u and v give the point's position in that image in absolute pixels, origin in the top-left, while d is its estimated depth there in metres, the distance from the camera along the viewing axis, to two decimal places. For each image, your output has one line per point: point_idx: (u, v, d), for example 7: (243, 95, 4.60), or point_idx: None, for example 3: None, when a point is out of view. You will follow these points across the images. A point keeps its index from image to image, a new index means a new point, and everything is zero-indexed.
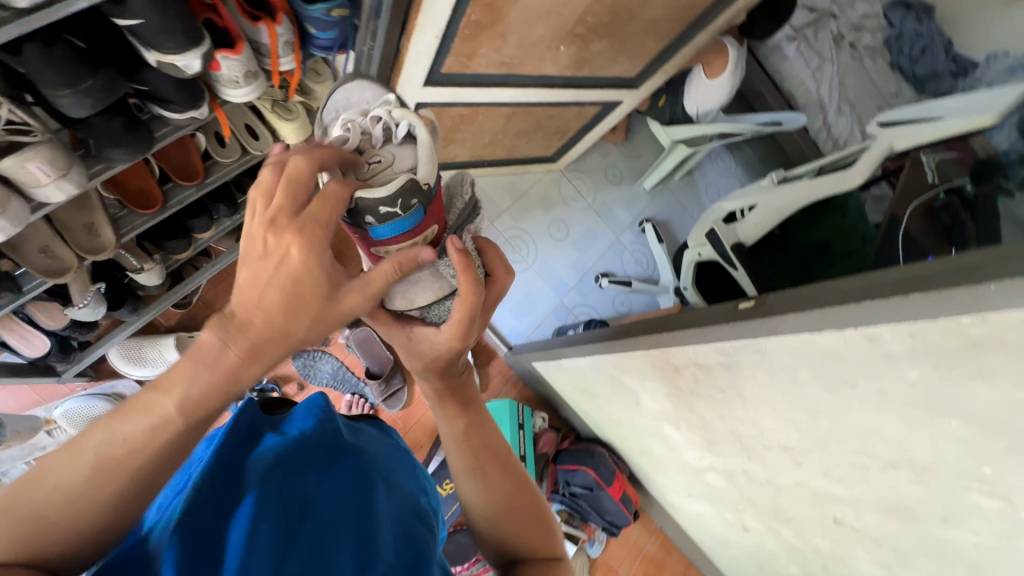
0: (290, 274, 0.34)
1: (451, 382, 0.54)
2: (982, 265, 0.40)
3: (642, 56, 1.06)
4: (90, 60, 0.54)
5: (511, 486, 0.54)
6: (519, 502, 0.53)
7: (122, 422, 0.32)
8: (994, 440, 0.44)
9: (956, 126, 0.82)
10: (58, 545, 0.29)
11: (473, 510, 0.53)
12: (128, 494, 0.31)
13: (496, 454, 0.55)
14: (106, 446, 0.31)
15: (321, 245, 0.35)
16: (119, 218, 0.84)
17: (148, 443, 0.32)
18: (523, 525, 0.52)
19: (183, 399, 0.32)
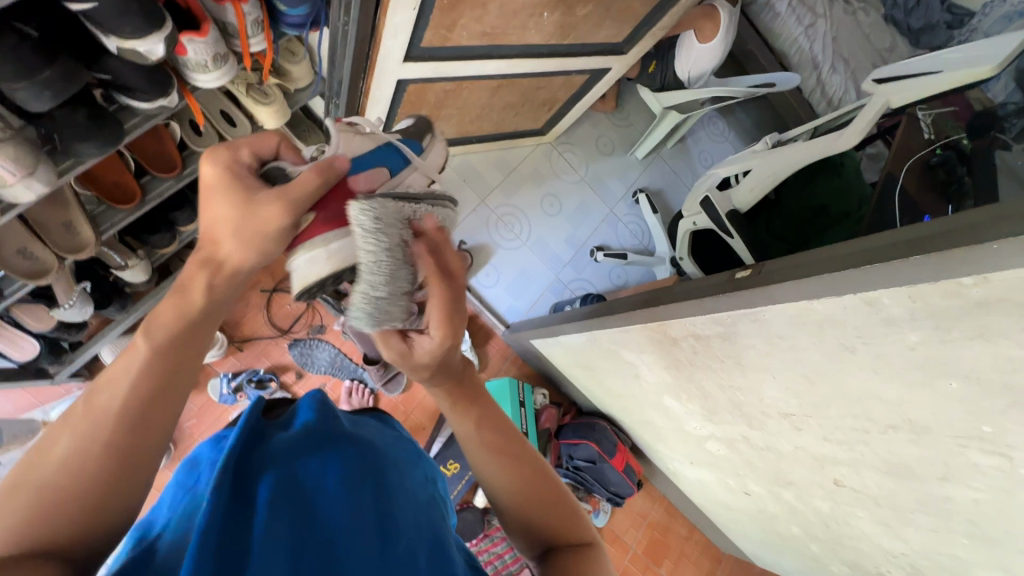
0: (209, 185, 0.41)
1: (457, 379, 0.54)
2: (986, 224, 0.39)
3: (630, 19, 1.02)
4: (47, 49, 0.51)
5: (533, 472, 0.51)
6: (541, 486, 0.51)
7: (108, 374, 0.36)
8: (996, 398, 0.43)
9: (954, 79, 0.79)
10: (77, 498, 0.31)
11: (497, 503, 0.51)
12: (118, 451, 0.33)
13: (512, 443, 0.53)
14: (94, 404, 0.34)
15: (234, 167, 0.42)
16: (98, 214, 0.82)
17: (130, 379, 0.35)
18: (549, 511, 0.49)
19: (149, 331, 0.37)
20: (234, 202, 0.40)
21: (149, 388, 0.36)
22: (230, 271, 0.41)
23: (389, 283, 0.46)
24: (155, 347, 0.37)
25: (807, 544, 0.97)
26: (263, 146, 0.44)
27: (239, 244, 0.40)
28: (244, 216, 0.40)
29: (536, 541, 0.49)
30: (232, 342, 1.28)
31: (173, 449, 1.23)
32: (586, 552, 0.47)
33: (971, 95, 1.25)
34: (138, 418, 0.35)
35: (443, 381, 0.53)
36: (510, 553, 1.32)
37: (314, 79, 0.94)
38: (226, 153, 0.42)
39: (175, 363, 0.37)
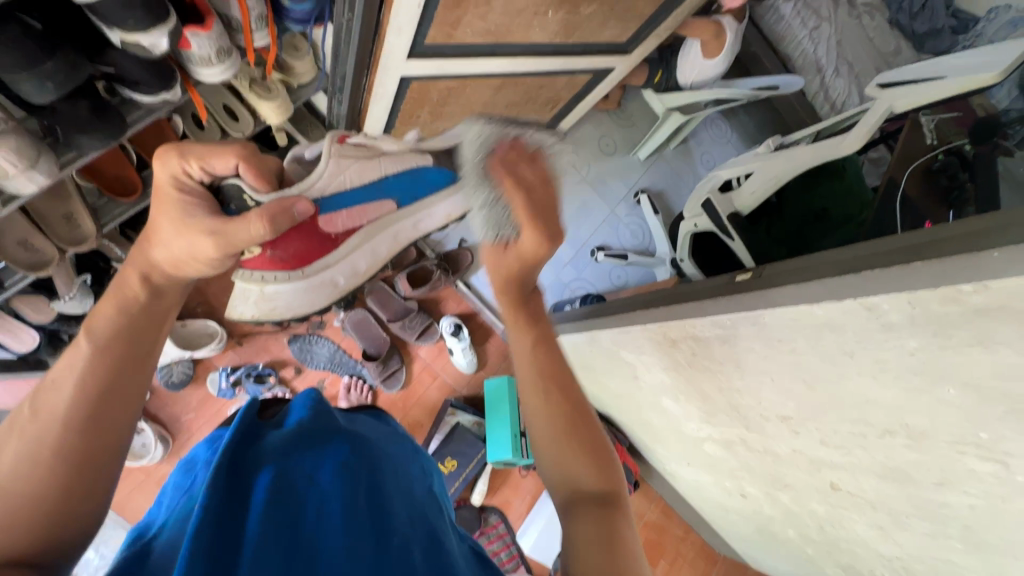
0: (160, 189, 0.48)
1: (524, 296, 0.57)
2: (989, 232, 0.41)
3: (633, 20, 1.02)
4: (49, 41, 0.51)
5: (577, 417, 0.53)
6: (580, 429, 0.52)
7: (55, 374, 0.40)
8: (993, 405, 0.43)
9: (958, 85, 0.79)
10: (39, 484, 0.36)
11: (536, 440, 0.53)
12: (67, 443, 0.37)
13: (563, 380, 0.54)
14: (44, 400, 0.39)
15: (173, 197, 0.48)
16: (99, 207, 0.83)
17: (72, 371, 0.40)
18: (584, 456, 0.51)
19: (92, 334, 0.42)
20: (175, 218, 0.46)
21: (94, 390, 0.40)
22: (168, 270, 0.47)
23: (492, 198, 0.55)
24: (97, 350, 0.41)
25: (802, 546, 0.97)
26: (215, 164, 0.48)
27: (180, 261, 0.46)
28: (180, 240, 0.46)
29: (563, 487, 0.51)
30: (232, 337, 1.28)
31: (171, 443, 1.23)
32: (609, 508, 0.47)
33: (974, 100, 1.24)
34: (85, 420, 0.39)
35: (518, 292, 0.57)
36: (507, 551, 1.31)
37: (318, 74, 0.94)
38: (173, 153, 0.47)
39: (119, 362, 0.42)
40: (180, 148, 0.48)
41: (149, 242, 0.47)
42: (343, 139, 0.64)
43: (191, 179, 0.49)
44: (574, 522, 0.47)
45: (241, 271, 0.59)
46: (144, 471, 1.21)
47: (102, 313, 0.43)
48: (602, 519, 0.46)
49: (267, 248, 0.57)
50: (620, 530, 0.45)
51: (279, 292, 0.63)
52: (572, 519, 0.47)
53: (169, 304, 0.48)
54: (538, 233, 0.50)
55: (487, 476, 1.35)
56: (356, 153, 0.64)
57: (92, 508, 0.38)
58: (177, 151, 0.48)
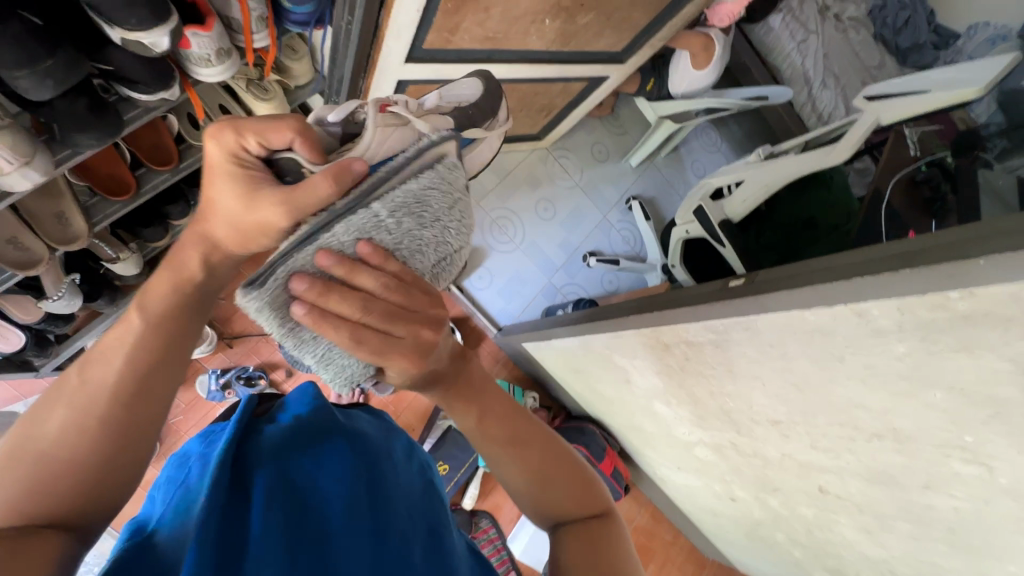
0: (213, 165, 0.43)
1: (449, 372, 0.52)
2: (974, 240, 0.41)
3: (629, 29, 1.03)
4: (50, 37, 0.51)
5: (548, 461, 0.52)
6: (550, 468, 0.52)
7: (106, 339, 0.40)
8: (978, 409, 0.45)
9: (944, 98, 0.82)
10: (77, 460, 0.36)
11: (509, 485, 0.53)
12: (109, 420, 0.37)
13: (522, 433, 0.53)
14: (86, 372, 0.38)
15: (224, 174, 0.43)
16: (90, 206, 0.81)
17: (125, 339, 0.40)
18: (565, 484, 0.51)
19: (144, 307, 0.41)
20: (237, 194, 0.42)
21: (144, 364, 0.39)
22: (227, 248, 0.45)
23: (316, 342, 0.46)
24: (151, 323, 0.41)
25: (790, 549, 0.99)
26: (272, 139, 0.43)
27: (240, 235, 0.43)
28: (240, 210, 0.42)
29: (546, 515, 0.51)
30: (222, 339, 1.27)
31: (158, 446, 1.21)
32: (597, 525, 0.49)
33: (956, 114, 1.29)
34: (130, 396, 0.38)
35: (440, 382, 0.52)
36: (499, 555, 1.27)
37: (315, 77, 0.94)
38: (227, 130, 0.42)
39: (166, 340, 0.41)
40: (229, 124, 0.43)
41: (206, 219, 0.44)
42: (386, 107, 0.52)
43: (250, 158, 0.44)
44: (563, 549, 0.47)
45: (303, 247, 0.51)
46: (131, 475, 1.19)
47: (157, 286, 0.43)
48: (592, 542, 0.47)
49: None
50: (613, 551, 0.46)
51: None
52: (563, 543, 0.48)
53: (221, 280, 0.47)
54: (396, 358, 0.45)
55: (479, 480, 1.35)
56: (397, 119, 0.51)
57: (128, 479, 0.38)
58: (230, 126, 0.43)
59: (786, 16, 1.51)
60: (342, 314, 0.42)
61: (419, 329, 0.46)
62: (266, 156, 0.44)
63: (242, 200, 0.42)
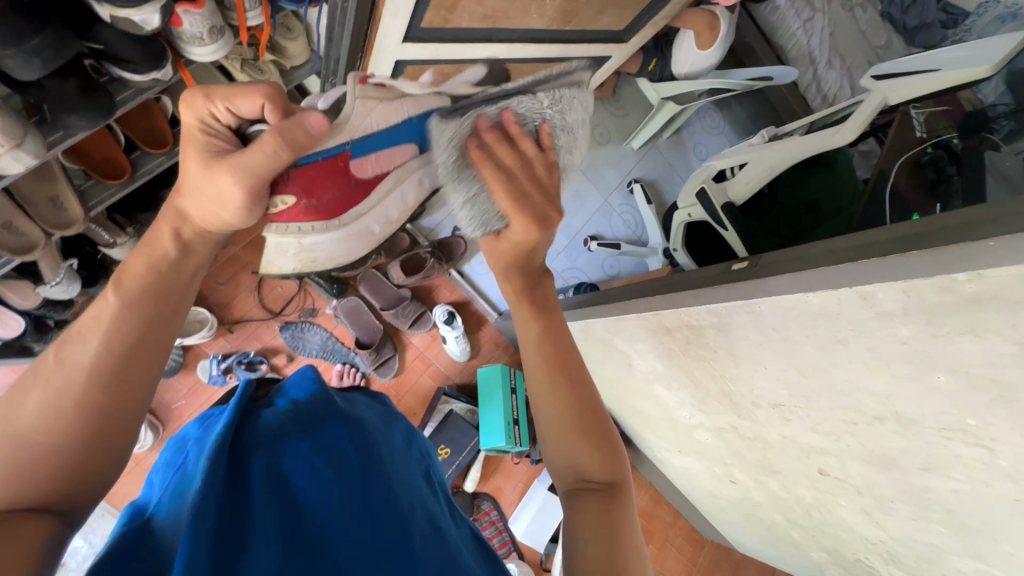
0: (187, 134, 0.46)
1: (531, 282, 0.59)
2: (980, 222, 0.41)
3: (631, 7, 1.01)
4: (37, 14, 0.49)
5: (583, 407, 0.53)
6: (579, 419, 0.52)
7: (81, 320, 0.40)
8: (982, 392, 0.44)
9: (953, 78, 0.80)
10: (57, 442, 0.36)
11: (544, 428, 0.53)
12: (88, 402, 0.37)
13: (571, 371, 0.54)
14: (62, 351, 0.38)
15: (195, 143, 0.45)
16: (85, 189, 0.80)
17: (99, 318, 0.40)
18: (590, 440, 0.51)
19: (120, 287, 0.41)
20: (200, 159, 0.44)
21: (120, 348, 0.39)
22: (200, 222, 0.46)
23: (471, 181, 0.58)
24: (126, 303, 0.41)
25: (788, 531, 1.00)
26: (239, 105, 0.44)
27: (208, 206, 0.45)
28: (200, 172, 0.44)
29: (567, 468, 0.52)
30: (222, 324, 1.27)
31: (161, 431, 1.22)
32: (611, 495, 0.48)
33: (963, 95, 1.27)
34: (107, 379, 0.38)
35: (520, 274, 0.59)
36: (499, 537, 1.32)
37: (311, 57, 0.92)
38: (194, 92, 0.44)
39: (145, 319, 0.41)
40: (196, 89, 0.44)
41: (180, 192, 0.46)
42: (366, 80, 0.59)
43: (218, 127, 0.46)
44: (576, 508, 0.48)
45: (273, 226, 0.56)
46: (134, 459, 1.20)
47: (134, 268, 0.43)
48: (605, 507, 0.47)
49: (301, 198, 0.56)
50: (623, 519, 0.46)
51: (318, 244, 0.61)
52: (574, 506, 0.48)
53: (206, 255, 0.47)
54: (521, 219, 0.53)
55: (480, 463, 1.36)
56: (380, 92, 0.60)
57: (111, 463, 0.39)
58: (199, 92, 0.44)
59: None
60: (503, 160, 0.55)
61: (545, 209, 0.53)
62: (236, 126, 0.47)
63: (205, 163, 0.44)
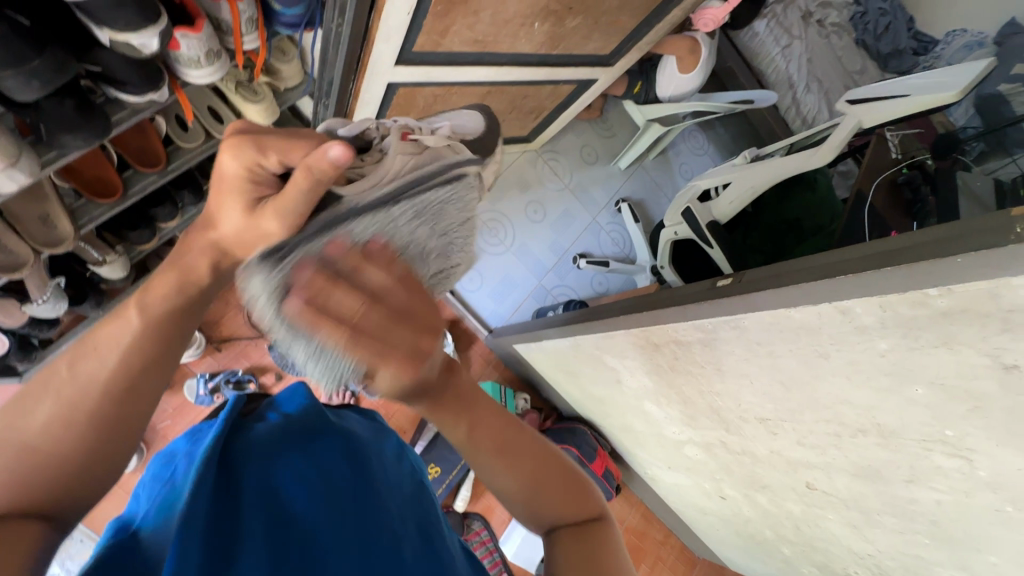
0: (225, 176, 0.41)
1: (439, 391, 0.49)
2: (949, 239, 0.43)
3: (617, 33, 1.05)
4: (37, 38, 0.50)
5: (537, 471, 0.52)
6: (538, 476, 0.51)
7: (95, 333, 0.38)
8: (956, 404, 0.46)
9: (924, 102, 0.84)
10: (67, 454, 0.35)
11: (504, 499, 0.52)
12: (101, 415, 0.36)
13: (515, 446, 0.52)
14: (75, 364, 0.37)
15: (235, 186, 0.41)
16: (76, 208, 0.81)
17: (114, 339, 0.38)
18: (556, 493, 0.51)
19: (142, 306, 0.39)
20: (243, 210, 0.41)
21: (136, 369, 0.38)
22: (237, 253, 0.43)
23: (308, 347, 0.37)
24: (151, 322, 0.39)
25: (779, 546, 1.00)
26: (291, 158, 0.40)
27: (241, 242, 0.42)
28: (241, 216, 0.41)
29: (541, 521, 0.51)
30: (210, 343, 1.26)
31: (145, 452, 1.20)
32: (590, 528, 0.49)
33: (935, 118, 1.32)
34: (122, 394, 0.37)
35: (428, 398, 0.49)
36: (489, 558, 1.27)
37: (305, 79, 0.94)
38: (247, 135, 0.41)
39: (159, 346, 0.39)
40: (250, 130, 0.42)
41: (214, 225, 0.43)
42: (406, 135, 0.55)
43: (265, 173, 0.41)
44: (557, 553, 0.47)
45: None
46: (117, 481, 1.18)
47: (159, 286, 0.41)
48: (585, 540, 0.48)
49: None
50: (606, 548, 0.47)
51: None
52: (556, 546, 0.48)
53: (225, 285, 0.45)
54: (388, 366, 0.36)
55: (471, 481, 1.35)
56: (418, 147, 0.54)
57: (110, 476, 0.37)
58: (254, 132, 0.42)
59: (770, 21, 1.54)
60: (343, 307, 0.34)
61: (420, 336, 0.37)
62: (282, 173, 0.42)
63: (244, 203, 0.41)
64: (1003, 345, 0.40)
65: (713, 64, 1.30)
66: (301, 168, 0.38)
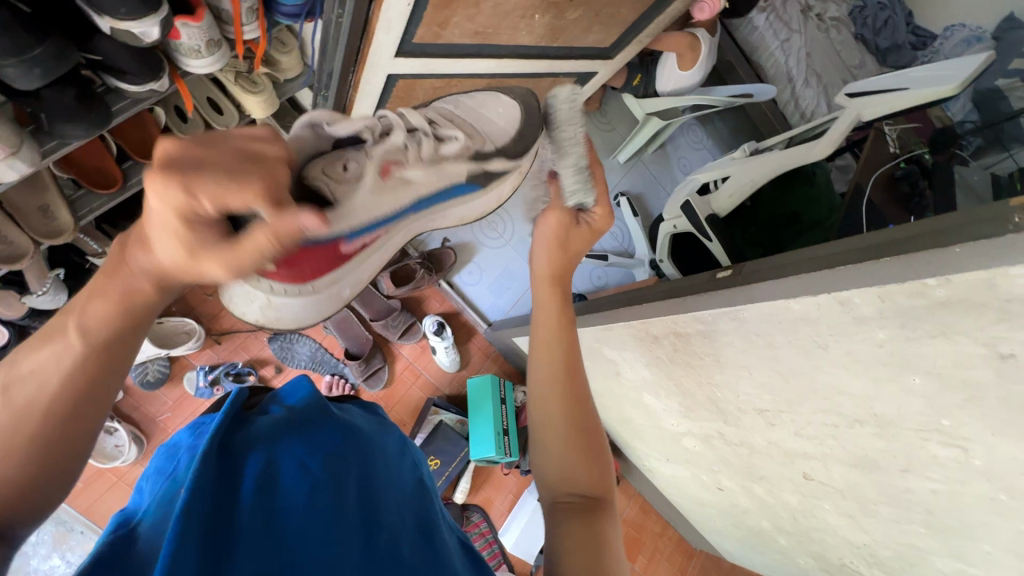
0: (145, 204, 0.35)
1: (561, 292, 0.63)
2: (947, 230, 0.43)
3: (617, 25, 1.04)
4: (38, 25, 0.50)
5: (583, 426, 0.57)
6: (581, 427, 0.57)
7: (28, 353, 0.35)
8: (953, 394, 0.47)
9: (923, 95, 0.84)
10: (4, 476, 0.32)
11: (541, 429, 0.58)
12: (45, 434, 0.34)
13: (578, 388, 0.58)
14: (8, 384, 0.34)
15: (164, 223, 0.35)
16: (75, 199, 0.81)
17: (51, 362, 0.35)
18: (582, 458, 0.56)
19: (81, 324, 0.36)
20: (170, 249, 0.36)
21: (79, 387, 0.35)
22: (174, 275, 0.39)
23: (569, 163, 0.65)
24: (93, 346, 0.36)
25: (775, 537, 1.01)
26: (235, 206, 0.36)
27: (179, 275, 0.38)
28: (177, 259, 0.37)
29: (551, 489, 0.56)
30: (210, 335, 1.26)
31: (145, 444, 1.20)
32: (595, 513, 0.53)
33: (933, 112, 1.33)
34: (66, 416, 0.35)
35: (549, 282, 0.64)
36: (489, 549, 1.31)
37: (305, 70, 0.94)
38: (179, 163, 0.35)
39: (110, 363, 0.37)
40: (179, 149, 0.35)
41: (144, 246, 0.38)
42: (387, 171, 0.57)
43: (201, 216, 0.36)
44: (559, 522, 0.53)
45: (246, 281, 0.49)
46: (117, 473, 1.18)
47: (88, 297, 0.38)
48: (592, 522, 0.52)
49: (287, 268, 0.50)
50: (605, 532, 0.52)
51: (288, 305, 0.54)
52: (561, 522, 0.53)
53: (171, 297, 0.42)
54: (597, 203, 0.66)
55: (470, 474, 1.35)
56: (399, 183, 0.59)
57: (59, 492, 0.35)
58: (187, 153, 0.36)
59: (769, 15, 1.53)
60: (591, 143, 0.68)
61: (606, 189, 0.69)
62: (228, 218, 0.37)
63: (184, 247, 0.36)
64: (1001, 334, 0.40)
65: (714, 59, 1.30)
66: (264, 230, 0.37)
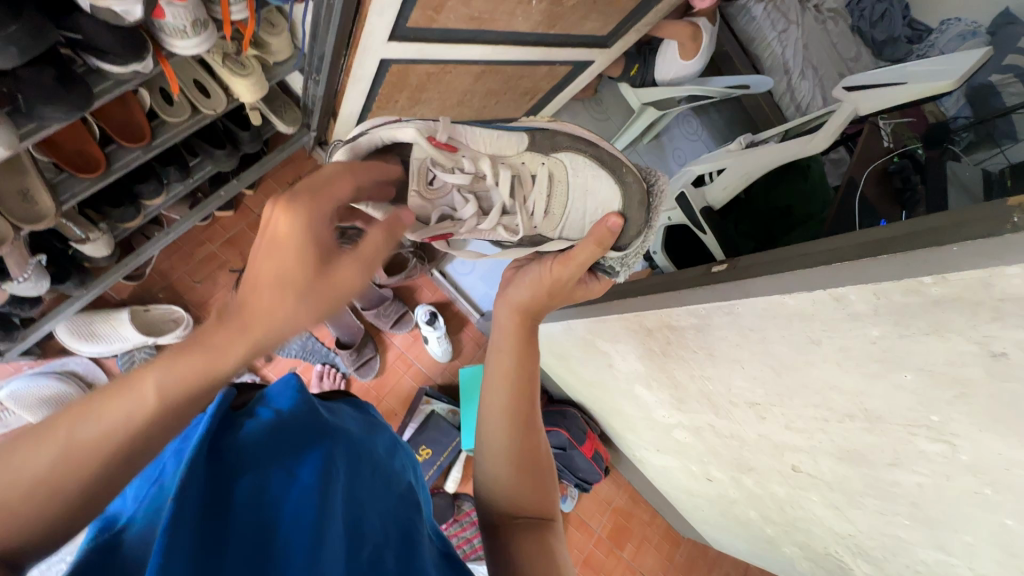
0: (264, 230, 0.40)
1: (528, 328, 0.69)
2: (943, 228, 0.44)
3: (615, 13, 1.03)
4: (11, 2, 0.48)
5: (528, 453, 0.62)
6: (525, 456, 0.62)
7: (103, 397, 0.32)
8: (944, 389, 0.47)
9: (920, 90, 0.83)
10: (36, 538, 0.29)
11: (491, 452, 0.61)
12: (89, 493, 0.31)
13: (531, 422, 0.64)
14: (81, 423, 0.31)
15: (289, 233, 0.40)
16: (57, 183, 0.78)
17: (123, 416, 0.32)
18: (530, 483, 0.60)
19: (165, 377, 0.33)
20: (296, 264, 0.39)
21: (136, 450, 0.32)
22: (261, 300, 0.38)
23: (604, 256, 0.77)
24: (165, 407, 0.33)
25: (762, 527, 1.03)
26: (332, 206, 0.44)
27: (291, 293, 0.39)
28: (311, 274, 0.40)
29: (500, 510, 0.59)
30: (197, 322, 1.25)
31: None
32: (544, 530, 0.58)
33: (927, 107, 1.33)
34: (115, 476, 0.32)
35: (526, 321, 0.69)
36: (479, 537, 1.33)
37: (296, 53, 0.91)
38: (307, 211, 0.41)
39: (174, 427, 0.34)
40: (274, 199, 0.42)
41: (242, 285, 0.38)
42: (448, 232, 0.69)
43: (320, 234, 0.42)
44: (512, 538, 0.56)
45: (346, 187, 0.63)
46: None
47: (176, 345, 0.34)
48: (539, 536, 0.56)
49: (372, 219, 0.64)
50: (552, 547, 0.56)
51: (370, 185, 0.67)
52: (513, 537, 0.56)
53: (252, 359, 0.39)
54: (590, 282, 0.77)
55: (461, 463, 1.36)
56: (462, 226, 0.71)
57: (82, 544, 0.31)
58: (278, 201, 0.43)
59: (768, 5, 1.51)
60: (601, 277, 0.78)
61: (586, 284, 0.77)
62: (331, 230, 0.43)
63: (314, 273, 0.40)
64: (994, 333, 0.40)
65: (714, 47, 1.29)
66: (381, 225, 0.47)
